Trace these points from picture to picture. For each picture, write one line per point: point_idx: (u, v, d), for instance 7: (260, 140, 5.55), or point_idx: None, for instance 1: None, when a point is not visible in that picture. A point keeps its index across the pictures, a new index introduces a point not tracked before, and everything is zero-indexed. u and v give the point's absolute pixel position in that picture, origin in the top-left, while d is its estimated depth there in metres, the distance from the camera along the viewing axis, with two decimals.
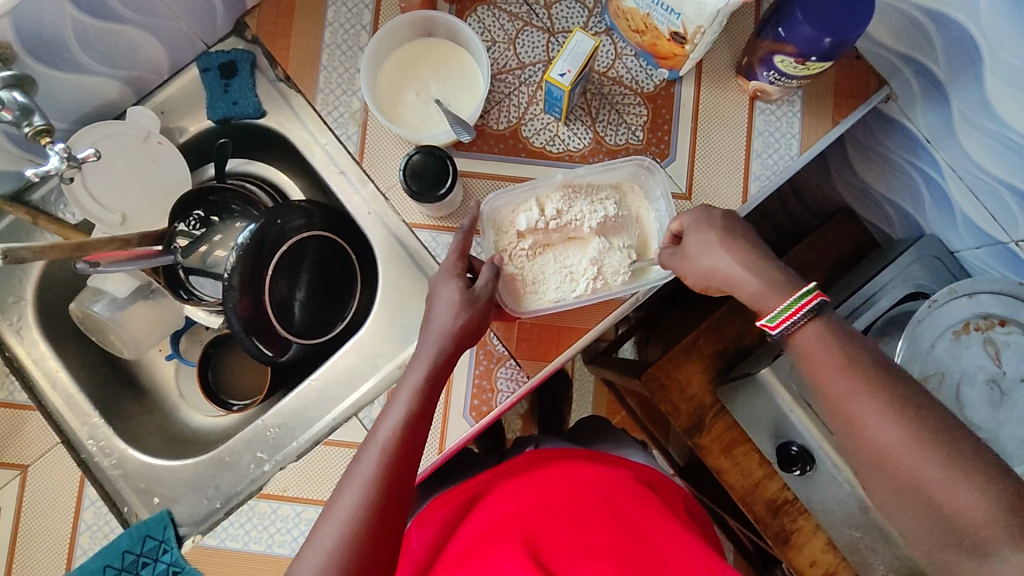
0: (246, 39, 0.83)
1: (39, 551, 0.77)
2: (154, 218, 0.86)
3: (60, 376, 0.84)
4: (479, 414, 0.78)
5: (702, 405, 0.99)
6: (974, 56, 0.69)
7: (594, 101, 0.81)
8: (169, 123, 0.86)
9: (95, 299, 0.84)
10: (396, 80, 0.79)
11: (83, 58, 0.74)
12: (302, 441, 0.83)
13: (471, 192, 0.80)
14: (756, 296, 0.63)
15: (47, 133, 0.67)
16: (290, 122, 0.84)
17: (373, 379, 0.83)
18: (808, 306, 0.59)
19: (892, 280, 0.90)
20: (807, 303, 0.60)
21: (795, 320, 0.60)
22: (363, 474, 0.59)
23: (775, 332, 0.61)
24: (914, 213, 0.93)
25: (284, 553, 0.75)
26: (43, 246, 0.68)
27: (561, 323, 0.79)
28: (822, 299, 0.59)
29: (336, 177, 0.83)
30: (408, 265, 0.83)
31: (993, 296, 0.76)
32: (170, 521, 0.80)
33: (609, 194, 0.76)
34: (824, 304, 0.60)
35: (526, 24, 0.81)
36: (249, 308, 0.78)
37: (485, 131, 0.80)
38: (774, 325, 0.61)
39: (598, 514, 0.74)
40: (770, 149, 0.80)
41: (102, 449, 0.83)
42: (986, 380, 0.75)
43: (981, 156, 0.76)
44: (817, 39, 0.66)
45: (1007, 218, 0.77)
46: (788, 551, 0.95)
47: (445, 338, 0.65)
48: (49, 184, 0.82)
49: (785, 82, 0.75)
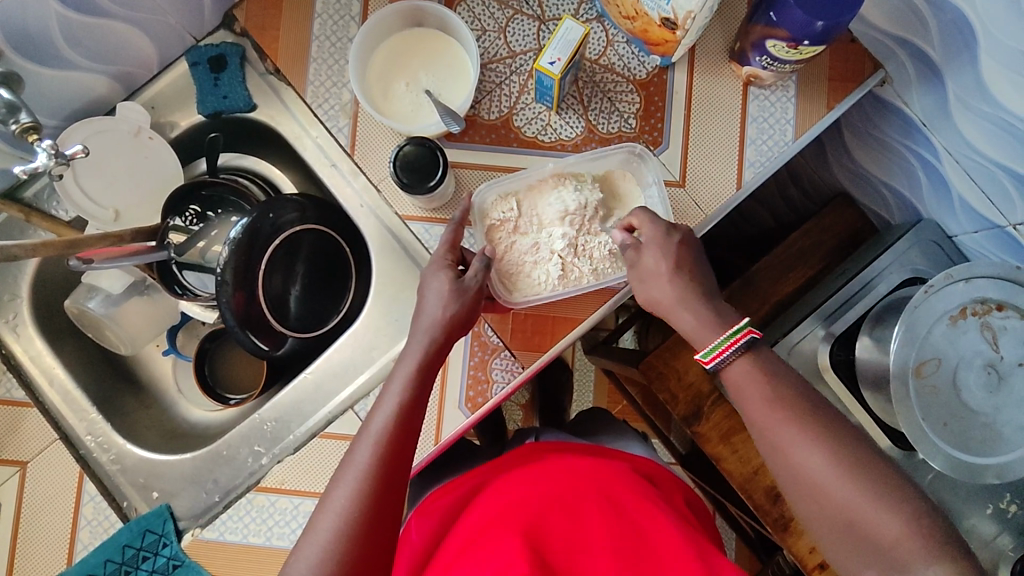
0: (235, 32, 0.82)
1: (39, 547, 0.78)
2: (148, 214, 0.86)
3: (58, 372, 0.85)
4: (475, 406, 0.78)
5: (700, 394, 0.98)
6: (969, 38, 0.68)
7: (586, 90, 0.80)
8: (159, 118, 0.85)
9: (89, 295, 0.84)
10: (386, 71, 0.79)
11: (71, 54, 0.74)
12: (299, 433, 0.83)
13: (464, 183, 0.80)
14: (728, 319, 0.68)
15: (35, 130, 0.67)
16: (281, 115, 0.83)
17: (367, 372, 0.83)
18: (740, 342, 0.66)
19: (890, 265, 0.90)
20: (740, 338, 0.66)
21: (731, 352, 0.66)
22: (358, 467, 0.59)
23: (710, 364, 0.66)
24: (912, 196, 0.92)
25: (282, 545, 0.75)
26: (35, 243, 0.67)
27: (556, 313, 0.78)
28: (753, 335, 0.66)
29: (328, 170, 0.83)
30: (402, 258, 0.83)
31: (991, 280, 0.75)
32: (169, 515, 0.80)
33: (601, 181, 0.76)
34: (755, 340, 0.66)
35: (516, 12, 0.80)
36: (243, 303, 0.78)
37: (476, 122, 0.80)
38: (709, 357, 0.66)
39: (591, 501, 0.75)
40: (764, 135, 0.79)
41: (101, 444, 0.84)
42: (985, 364, 0.74)
43: (978, 138, 0.75)
44: (809, 23, 0.65)
45: (1004, 201, 0.77)
46: (788, 538, 0.95)
47: (435, 329, 0.65)
48: (41, 182, 0.83)
49: (778, 67, 0.74)
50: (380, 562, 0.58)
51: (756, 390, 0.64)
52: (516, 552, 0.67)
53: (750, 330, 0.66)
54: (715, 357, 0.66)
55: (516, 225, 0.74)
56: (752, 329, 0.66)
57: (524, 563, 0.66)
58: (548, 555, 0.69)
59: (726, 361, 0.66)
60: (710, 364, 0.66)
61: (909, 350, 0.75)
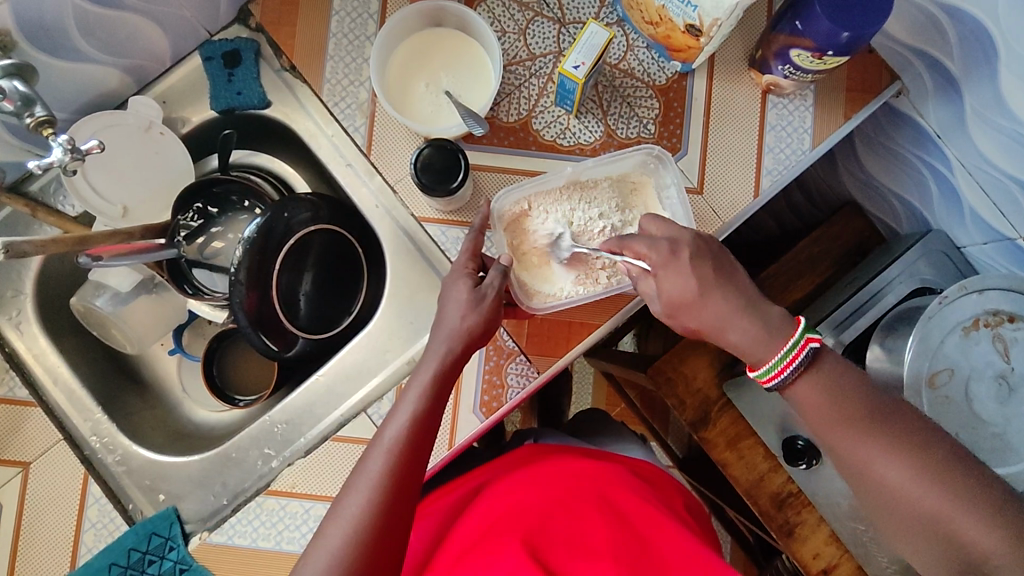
0: (250, 27, 0.81)
1: (41, 550, 0.76)
2: (155, 211, 0.84)
3: (62, 371, 0.83)
4: (490, 410, 0.77)
5: (707, 399, 0.97)
6: (989, 51, 0.69)
7: (606, 94, 0.79)
8: (170, 113, 0.84)
9: (96, 293, 0.83)
10: (405, 71, 0.78)
11: (84, 45, 0.72)
12: (309, 437, 0.82)
13: (481, 186, 0.79)
14: (757, 338, 0.63)
15: (49, 125, 0.65)
16: (295, 113, 0.82)
17: (380, 375, 0.82)
18: (799, 356, 0.62)
19: (899, 275, 0.91)
20: (799, 350, 0.62)
21: (790, 370, 0.62)
22: (370, 476, 0.59)
23: (773, 381, 0.63)
24: (920, 207, 0.93)
25: (292, 550, 0.74)
26: (45, 240, 0.65)
27: (573, 317, 0.78)
28: (810, 347, 0.62)
29: (343, 170, 0.82)
30: (415, 258, 0.82)
31: (1003, 293, 0.76)
32: (176, 518, 0.78)
33: (611, 191, 0.75)
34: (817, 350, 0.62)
35: (537, 14, 0.80)
36: (255, 304, 0.78)
37: (495, 124, 0.79)
38: (768, 377, 0.63)
39: (593, 505, 0.75)
40: (783, 143, 0.79)
41: (106, 445, 0.82)
42: (996, 375, 0.75)
43: (991, 151, 0.75)
44: (835, 33, 0.65)
45: (1016, 213, 0.77)
46: (792, 543, 0.94)
47: (454, 338, 0.64)
48: (48, 176, 0.80)
49: (800, 76, 0.74)
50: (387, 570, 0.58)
51: (791, 393, 0.64)
52: (518, 556, 0.66)
53: (808, 341, 0.62)
54: (773, 376, 0.63)
55: (541, 226, 0.74)
56: (811, 338, 0.62)
57: (527, 567, 0.65)
58: (549, 558, 0.69)
59: (786, 379, 0.63)
60: (772, 384, 0.63)
61: (922, 360, 0.75)
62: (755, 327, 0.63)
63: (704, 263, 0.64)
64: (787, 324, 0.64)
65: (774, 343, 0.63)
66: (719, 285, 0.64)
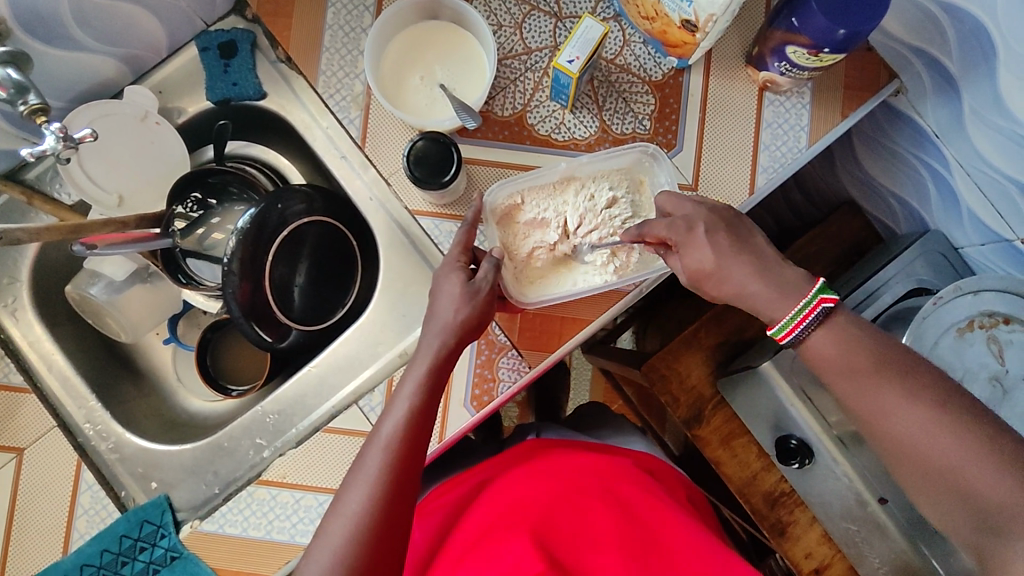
0: (246, 18, 0.81)
1: (34, 536, 0.76)
2: (152, 200, 0.85)
3: (57, 358, 0.84)
4: (480, 404, 0.77)
5: (701, 397, 0.98)
6: (988, 51, 0.68)
7: (601, 89, 0.79)
8: (167, 103, 0.84)
9: (91, 281, 0.83)
10: (400, 64, 0.78)
11: (79, 34, 0.72)
12: (301, 428, 0.82)
13: (475, 180, 0.79)
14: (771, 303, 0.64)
15: (42, 112, 0.66)
16: (290, 104, 0.82)
17: (373, 368, 0.83)
18: (814, 313, 0.61)
19: (896, 275, 0.90)
20: (813, 308, 0.62)
21: (806, 325, 0.62)
22: (368, 473, 0.59)
23: (787, 338, 0.63)
24: (919, 207, 0.92)
25: (282, 540, 0.74)
26: (39, 228, 0.66)
27: (565, 313, 0.78)
28: (826, 305, 0.61)
29: (337, 161, 0.82)
30: (408, 251, 0.82)
31: (998, 294, 0.74)
32: (168, 506, 0.79)
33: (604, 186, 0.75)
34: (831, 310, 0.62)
35: (533, 8, 0.80)
36: (248, 293, 0.78)
37: (490, 118, 0.79)
38: (784, 333, 0.63)
39: (597, 499, 0.76)
40: (779, 140, 0.78)
41: (99, 432, 0.83)
42: (988, 377, 0.73)
43: (989, 151, 0.75)
44: (831, 30, 0.64)
45: (1013, 213, 0.76)
46: (785, 542, 0.95)
47: (448, 332, 0.64)
48: (45, 164, 0.81)
49: (797, 73, 0.74)
50: (390, 565, 0.59)
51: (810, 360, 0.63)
52: (527, 550, 0.67)
53: (822, 300, 0.62)
54: (789, 333, 0.62)
55: (529, 219, 0.74)
56: (824, 298, 0.62)
57: (540, 560, 0.66)
58: (559, 551, 0.69)
59: (802, 334, 0.62)
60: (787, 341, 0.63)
61: None
62: (766, 289, 0.64)
63: (722, 234, 0.65)
64: (802, 284, 0.64)
65: (790, 302, 0.63)
66: (737, 253, 0.64)
